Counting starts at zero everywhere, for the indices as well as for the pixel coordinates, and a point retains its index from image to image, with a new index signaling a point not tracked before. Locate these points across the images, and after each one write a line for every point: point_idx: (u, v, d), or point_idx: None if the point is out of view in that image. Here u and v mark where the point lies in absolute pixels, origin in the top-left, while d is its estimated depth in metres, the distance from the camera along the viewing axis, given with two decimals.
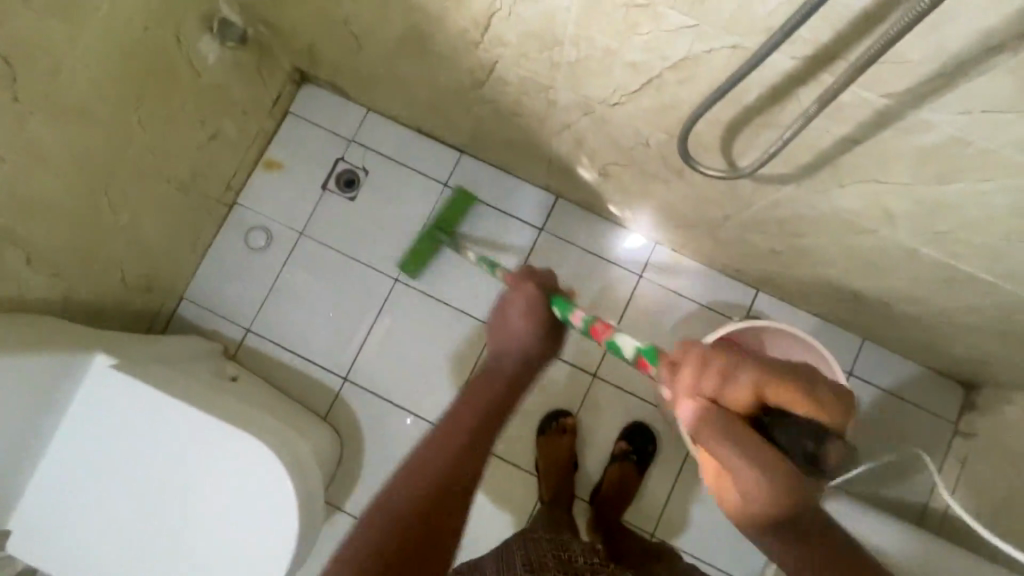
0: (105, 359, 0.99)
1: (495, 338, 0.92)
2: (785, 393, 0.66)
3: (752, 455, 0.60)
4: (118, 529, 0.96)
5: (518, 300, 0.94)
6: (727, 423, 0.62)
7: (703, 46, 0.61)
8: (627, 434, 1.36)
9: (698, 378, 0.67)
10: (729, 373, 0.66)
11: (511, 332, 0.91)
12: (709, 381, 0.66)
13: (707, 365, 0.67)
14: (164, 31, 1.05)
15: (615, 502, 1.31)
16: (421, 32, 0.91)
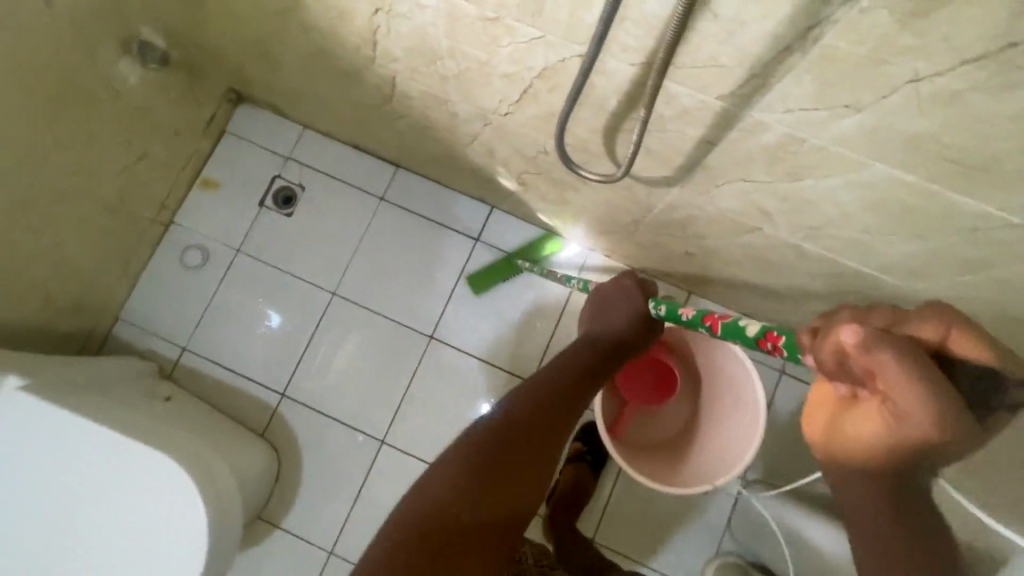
0: (16, 381, 0.97)
1: (595, 323, 1.10)
2: (974, 335, 0.44)
3: (943, 399, 0.41)
4: (28, 559, 0.94)
5: (617, 294, 1.11)
6: (918, 358, 0.42)
7: (556, 56, 0.64)
8: (579, 434, 1.38)
9: (860, 314, 0.46)
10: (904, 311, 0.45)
11: (610, 320, 1.09)
12: (878, 319, 0.45)
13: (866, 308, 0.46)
14: (77, 53, 1.07)
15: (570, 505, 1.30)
16: (324, 50, 0.94)
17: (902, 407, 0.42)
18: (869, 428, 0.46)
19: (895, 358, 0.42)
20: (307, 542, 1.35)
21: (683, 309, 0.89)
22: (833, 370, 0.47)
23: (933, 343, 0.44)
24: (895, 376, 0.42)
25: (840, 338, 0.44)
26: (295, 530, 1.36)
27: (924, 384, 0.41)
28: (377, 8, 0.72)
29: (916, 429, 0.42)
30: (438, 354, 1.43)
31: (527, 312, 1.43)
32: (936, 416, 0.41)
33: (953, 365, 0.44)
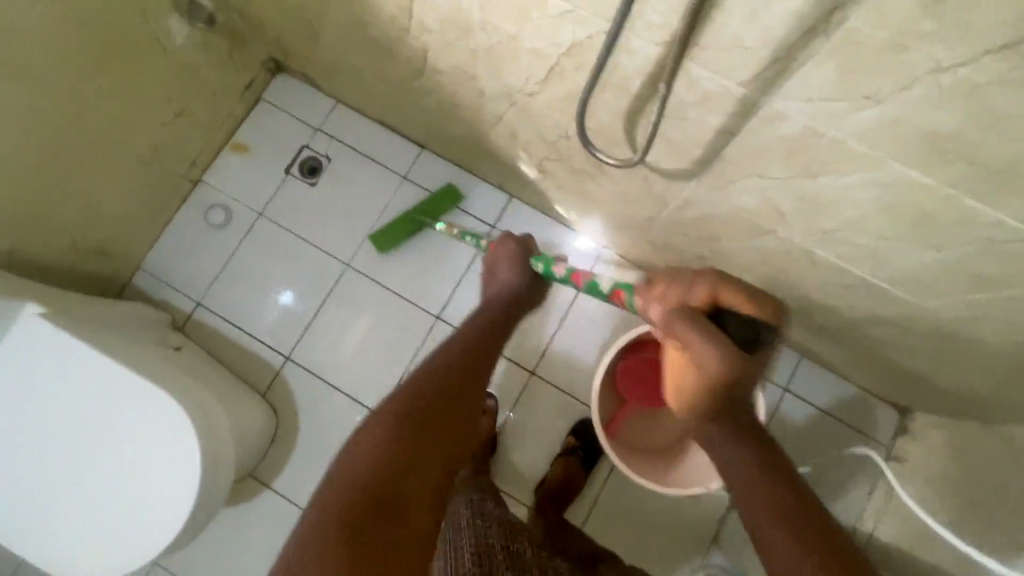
0: (36, 309, 1.01)
1: (488, 285, 1.09)
2: (735, 291, 0.68)
3: (719, 344, 0.63)
4: (32, 481, 0.97)
5: (501, 260, 1.10)
6: (692, 318, 0.67)
7: (583, 31, 0.65)
8: (575, 428, 1.36)
9: (670, 289, 0.76)
10: (688, 285, 0.73)
11: (497, 280, 1.08)
12: (674, 292, 0.75)
13: (670, 284, 0.76)
14: (129, 6, 1.12)
15: (559, 498, 1.29)
16: (362, 19, 0.97)
17: (699, 356, 0.64)
18: (689, 380, 0.67)
19: (683, 321, 0.68)
20: (295, 506, 1.37)
21: (558, 263, 1.04)
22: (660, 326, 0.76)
23: (707, 302, 0.70)
24: (686, 330, 0.66)
25: (657, 316, 0.76)
26: (284, 492, 1.38)
27: (704, 335, 0.64)
28: None
29: (710, 369, 0.63)
30: (442, 335, 1.44)
31: None
32: (712, 356, 0.63)
33: (728, 317, 0.68)
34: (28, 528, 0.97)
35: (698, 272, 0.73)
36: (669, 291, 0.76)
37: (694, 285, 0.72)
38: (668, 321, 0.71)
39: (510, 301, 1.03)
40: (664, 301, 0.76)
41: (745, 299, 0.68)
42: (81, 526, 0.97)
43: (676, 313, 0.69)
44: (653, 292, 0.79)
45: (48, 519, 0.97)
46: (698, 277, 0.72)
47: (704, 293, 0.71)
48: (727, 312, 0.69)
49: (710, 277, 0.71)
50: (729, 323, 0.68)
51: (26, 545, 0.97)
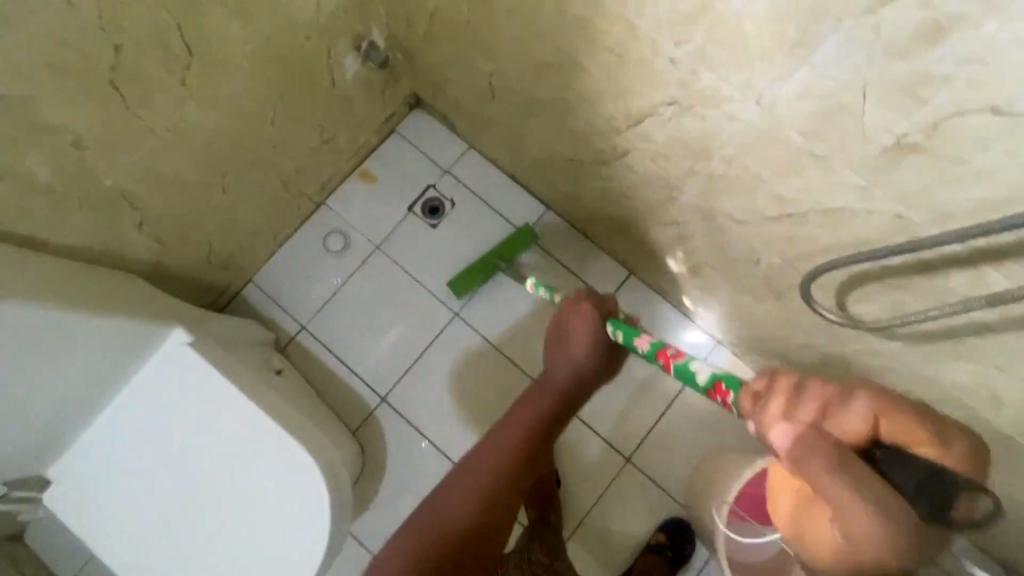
0: (181, 336, 1.02)
1: (552, 355, 0.97)
2: (899, 430, 0.56)
3: (886, 514, 0.50)
4: (156, 514, 0.97)
5: (580, 331, 0.97)
6: (846, 462, 0.53)
7: (865, 205, 0.62)
8: (663, 525, 1.32)
9: (792, 404, 0.62)
10: (839, 403, 0.59)
11: (566, 356, 0.95)
12: (811, 411, 0.60)
13: (804, 391, 0.62)
14: (321, 44, 1.09)
15: None
16: (563, 105, 0.94)
17: (849, 518, 0.51)
18: (838, 532, 0.55)
19: (831, 470, 0.53)
20: (368, 554, 1.33)
21: (642, 337, 0.93)
22: (775, 449, 0.60)
23: (864, 437, 0.57)
24: (837, 488, 0.52)
25: (774, 438, 0.59)
26: (361, 538, 1.34)
27: (865, 499, 0.51)
28: (672, 100, 0.71)
29: (868, 541, 0.51)
30: None
31: (638, 388, 1.39)
32: (874, 522, 0.50)
33: (885, 458, 0.55)
34: (138, 558, 0.96)
35: (850, 392, 0.59)
36: (795, 403, 0.62)
37: (843, 410, 0.58)
38: (801, 453, 0.55)
39: (571, 376, 0.93)
40: (789, 418, 0.61)
41: (923, 444, 0.56)
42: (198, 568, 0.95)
43: (820, 446, 0.54)
44: (770, 407, 0.64)
45: (163, 556, 0.96)
46: (849, 401, 0.58)
47: (857, 423, 0.57)
48: (890, 452, 0.55)
49: (866, 402, 0.57)
50: (886, 465, 0.54)
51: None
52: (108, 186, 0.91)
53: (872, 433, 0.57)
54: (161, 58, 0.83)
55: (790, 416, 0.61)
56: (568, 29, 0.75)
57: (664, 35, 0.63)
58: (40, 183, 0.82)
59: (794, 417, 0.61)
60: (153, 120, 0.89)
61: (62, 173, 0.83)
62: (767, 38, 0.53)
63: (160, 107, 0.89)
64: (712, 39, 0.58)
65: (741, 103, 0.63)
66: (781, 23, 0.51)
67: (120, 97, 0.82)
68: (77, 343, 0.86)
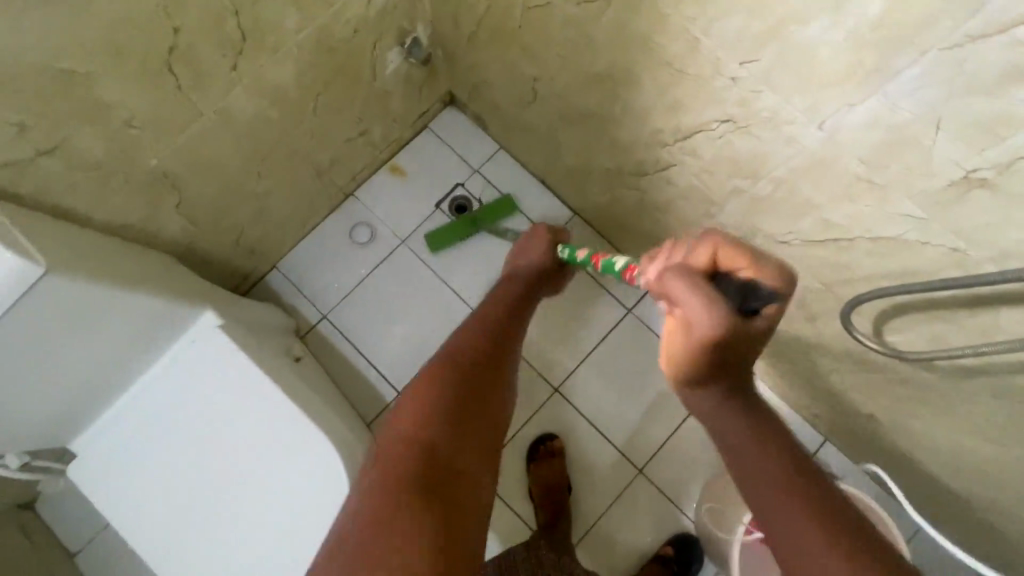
0: (212, 319, 1.03)
1: (514, 258, 1.06)
2: (736, 255, 0.51)
3: (721, 309, 0.47)
4: (178, 494, 0.97)
5: (535, 249, 1.04)
6: (699, 279, 0.49)
7: (920, 238, 0.62)
8: (673, 540, 1.31)
9: (676, 255, 0.55)
10: (693, 243, 0.54)
11: (525, 259, 1.03)
12: (681, 253, 0.55)
13: (695, 240, 0.54)
14: (368, 38, 1.10)
15: None
16: (609, 114, 0.94)
17: (691, 318, 0.48)
18: (671, 346, 0.54)
19: (682, 283, 0.49)
20: None
21: (581, 249, 0.93)
22: (655, 289, 0.57)
23: (708, 263, 0.52)
24: (686, 294, 0.48)
25: (656, 275, 0.56)
26: None
27: (709, 300, 0.47)
28: (727, 118, 0.71)
29: (701, 337, 0.49)
30: (555, 410, 1.39)
31: (654, 400, 1.39)
32: (711, 324, 0.47)
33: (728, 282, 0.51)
34: (158, 535, 0.97)
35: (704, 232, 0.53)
36: (676, 250, 0.56)
37: (692, 248, 0.53)
38: (665, 284, 0.51)
39: (528, 281, 0.98)
40: (671, 259, 0.55)
41: (747, 265, 0.51)
42: (216, 551, 0.96)
43: (678, 273, 0.50)
44: (665, 263, 0.56)
45: (182, 535, 0.97)
46: (700, 238, 0.53)
47: (702, 257, 0.52)
48: (726, 281, 0.51)
49: (715, 237, 0.51)
50: (725, 289, 0.51)
51: (151, 552, 0.97)
52: (152, 166, 0.92)
53: (717, 261, 0.52)
54: (217, 43, 0.83)
55: (676, 257, 0.55)
56: (626, 41, 0.75)
57: (729, 54, 0.63)
58: (90, 158, 0.83)
59: (673, 258, 0.55)
60: (202, 104, 0.90)
61: (111, 150, 0.84)
62: (841, 66, 0.53)
63: (210, 92, 0.89)
64: (780, 62, 0.58)
65: (802, 127, 0.62)
66: (858, 52, 0.51)
67: (174, 80, 0.83)
68: (116, 319, 0.87)
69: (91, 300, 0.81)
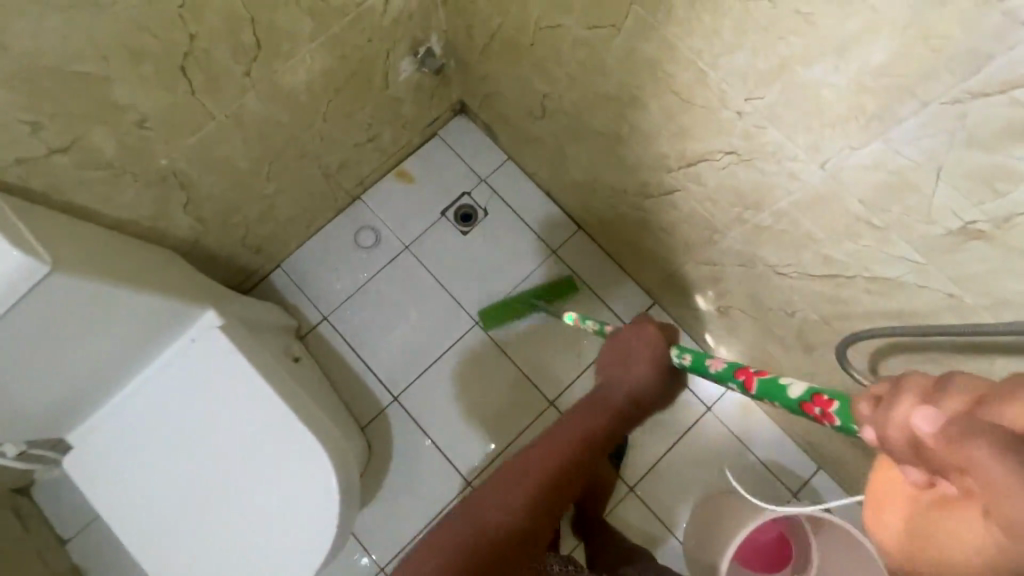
0: (212, 319, 1.03)
1: (611, 369, 0.86)
2: None
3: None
4: (170, 489, 0.98)
5: (638, 346, 0.85)
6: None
7: (917, 280, 0.62)
8: None
9: (932, 395, 0.35)
10: (989, 387, 0.33)
11: (628, 374, 0.84)
12: (955, 402, 0.33)
13: (947, 379, 0.35)
14: (381, 47, 1.11)
15: None
16: (616, 136, 0.94)
17: (1017, 523, 0.27)
18: (971, 541, 0.30)
19: (995, 452, 0.29)
20: (362, 550, 1.33)
21: (712, 359, 0.74)
22: (897, 444, 0.36)
23: None
24: (994, 473, 0.28)
25: (912, 424, 0.34)
26: (359, 534, 1.34)
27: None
28: (731, 150, 0.71)
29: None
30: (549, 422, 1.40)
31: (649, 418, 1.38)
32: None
33: None
34: (148, 531, 0.98)
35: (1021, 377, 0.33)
36: (935, 389, 0.35)
37: (1016, 394, 0.32)
38: (948, 444, 0.31)
39: (630, 399, 0.83)
40: (923, 404, 0.34)
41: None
42: (204, 550, 0.97)
43: (975, 431, 0.30)
44: (895, 407, 0.36)
45: (171, 531, 0.98)
46: (1022, 382, 0.32)
47: None
48: None
49: None
50: None
51: (140, 547, 0.98)
52: (162, 165, 0.93)
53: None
54: (231, 49, 0.85)
55: (929, 402, 0.34)
56: (634, 66, 0.76)
57: (734, 88, 0.63)
58: (100, 158, 0.84)
59: (937, 403, 0.34)
60: (214, 106, 0.91)
61: (122, 150, 0.85)
62: (843, 108, 0.53)
63: (222, 94, 0.90)
64: (784, 100, 0.58)
65: (804, 165, 0.63)
66: (860, 96, 0.51)
67: (187, 83, 0.84)
68: (118, 315, 0.88)
69: (93, 297, 0.82)
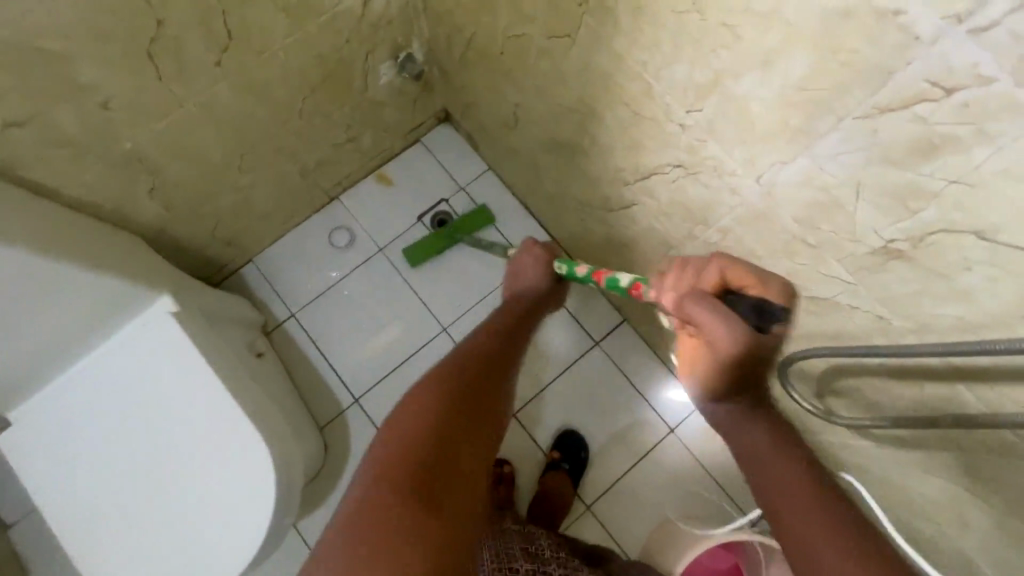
0: (167, 305, 1.02)
1: (511, 286, 0.96)
2: (739, 272, 0.53)
3: (736, 320, 0.49)
4: (107, 474, 0.97)
5: (527, 263, 0.95)
6: (710, 299, 0.51)
7: (850, 301, 0.61)
8: (559, 441, 1.36)
9: (682, 273, 0.58)
10: (702, 266, 0.56)
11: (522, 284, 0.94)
12: (688, 274, 0.57)
13: (690, 261, 0.58)
14: (360, 48, 1.12)
15: None
16: (580, 147, 0.95)
17: (710, 337, 0.50)
18: (699, 358, 0.52)
19: (700, 300, 0.51)
20: (310, 553, 1.31)
21: (580, 265, 0.89)
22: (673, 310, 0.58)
23: (714, 287, 0.54)
24: (701, 314, 0.50)
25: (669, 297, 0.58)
26: (306, 537, 1.32)
27: (721, 317, 0.49)
28: (678, 163, 0.72)
29: (721, 352, 0.49)
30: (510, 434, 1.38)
31: (611, 437, 1.37)
32: (733, 342, 0.48)
33: (740, 300, 0.52)
34: (79, 517, 0.96)
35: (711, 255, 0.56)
36: (683, 270, 0.58)
37: (704, 267, 0.55)
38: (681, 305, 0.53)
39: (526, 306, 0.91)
40: (679, 285, 0.57)
41: (760, 287, 0.53)
42: (134, 540, 0.95)
43: (689, 295, 0.53)
44: (665, 280, 0.60)
45: (103, 519, 0.96)
46: (708, 258, 0.55)
47: (713, 277, 0.54)
48: (735, 296, 0.53)
49: (718, 255, 0.55)
50: (735, 305, 0.52)
51: (70, 532, 0.96)
52: (127, 148, 0.94)
53: (726, 280, 0.54)
54: (202, 38, 0.86)
55: (684, 282, 0.57)
56: (590, 78, 0.77)
57: (677, 100, 0.64)
58: (62, 135, 0.85)
59: (683, 281, 0.57)
60: (184, 94, 0.92)
61: (85, 129, 0.86)
62: (771, 123, 0.54)
63: (192, 83, 0.92)
64: (719, 115, 0.59)
65: (742, 180, 0.63)
66: (786, 111, 0.51)
67: (155, 69, 0.85)
68: (64, 293, 0.87)
69: (41, 271, 0.82)
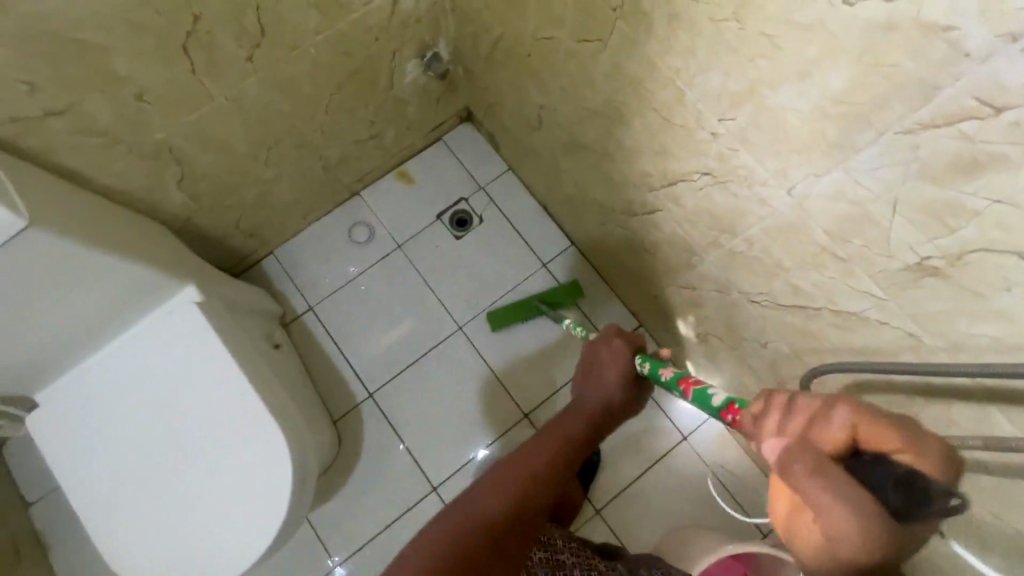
0: (191, 295, 1.04)
1: (583, 382, 0.88)
2: (877, 430, 0.43)
3: (870, 516, 0.38)
4: (128, 458, 0.99)
5: (608, 361, 0.87)
6: (828, 469, 0.41)
7: (879, 316, 0.61)
8: None
9: (784, 418, 0.47)
10: (818, 412, 0.45)
11: (597, 385, 0.86)
12: (799, 421, 0.47)
13: (795, 400, 0.48)
14: (387, 46, 1.13)
15: None
16: (604, 152, 0.95)
17: (829, 529, 0.40)
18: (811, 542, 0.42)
19: (810, 470, 0.41)
20: (320, 545, 1.32)
21: (668, 367, 0.80)
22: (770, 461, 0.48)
23: (839, 446, 0.43)
24: (814, 491, 0.40)
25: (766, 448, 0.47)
26: (317, 528, 1.33)
27: (848, 503, 0.39)
28: (706, 171, 0.71)
29: (848, 548, 0.39)
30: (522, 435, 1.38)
31: (624, 442, 1.36)
32: (864, 542, 0.38)
33: (878, 470, 0.41)
34: (100, 498, 0.98)
35: (830, 399, 0.45)
36: (787, 412, 0.48)
37: (822, 417, 0.45)
38: (782, 467, 0.43)
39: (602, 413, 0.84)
40: (779, 431, 0.47)
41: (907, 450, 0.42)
42: (152, 523, 0.97)
43: (798, 458, 0.42)
44: (764, 422, 0.49)
45: (123, 502, 0.98)
46: (828, 405, 0.45)
47: (836, 434, 0.43)
48: (871, 460, 0.42)
49: (844, 405, 0.44)
50: (867, 479, 0.41)
51: (91, 513, 0.98)
52: (157, 139, 0.95)
53: (855, 438, 0.43)
54: (235, 34, 0.87)
55: (783, 429, 0.47)
56: (620, 83, 0.77)
57: (710, 108, 0.63)
58: (96, 124, 0.86)
59: (785, 428, 0.47)
60: (214, 87, 0.94)
61: (118, 120, 0.88)
62: (807, 134, 0.53)
63: (223, 76, 0.93)
64: (752, 124, 0.59)
65: (773, 190, 0.62)
66: (822, 123, 0.51)
67: (188, 62, 0.87)
68: (92, 279, 0.89)
69: (73, 257, 0.84)
